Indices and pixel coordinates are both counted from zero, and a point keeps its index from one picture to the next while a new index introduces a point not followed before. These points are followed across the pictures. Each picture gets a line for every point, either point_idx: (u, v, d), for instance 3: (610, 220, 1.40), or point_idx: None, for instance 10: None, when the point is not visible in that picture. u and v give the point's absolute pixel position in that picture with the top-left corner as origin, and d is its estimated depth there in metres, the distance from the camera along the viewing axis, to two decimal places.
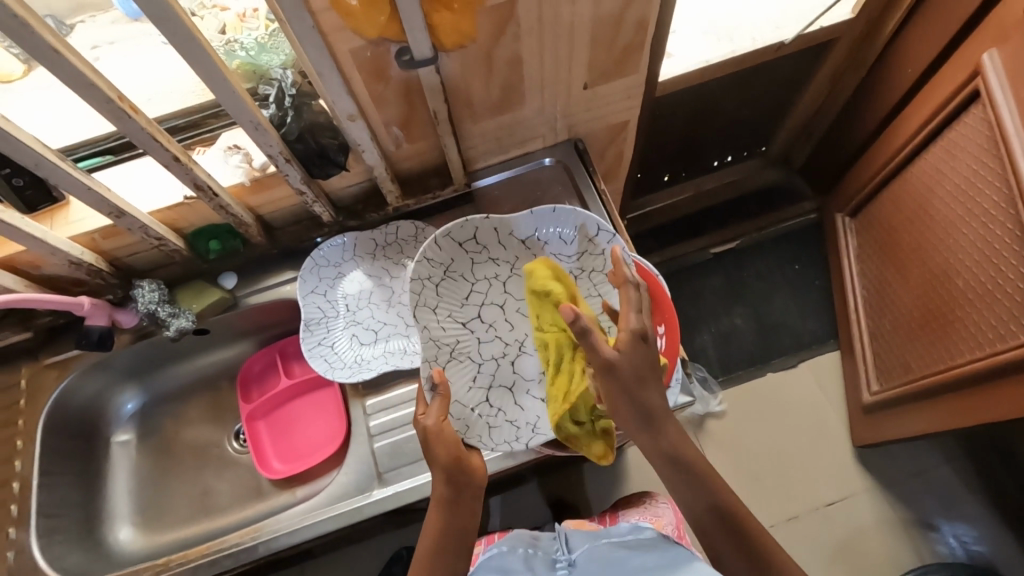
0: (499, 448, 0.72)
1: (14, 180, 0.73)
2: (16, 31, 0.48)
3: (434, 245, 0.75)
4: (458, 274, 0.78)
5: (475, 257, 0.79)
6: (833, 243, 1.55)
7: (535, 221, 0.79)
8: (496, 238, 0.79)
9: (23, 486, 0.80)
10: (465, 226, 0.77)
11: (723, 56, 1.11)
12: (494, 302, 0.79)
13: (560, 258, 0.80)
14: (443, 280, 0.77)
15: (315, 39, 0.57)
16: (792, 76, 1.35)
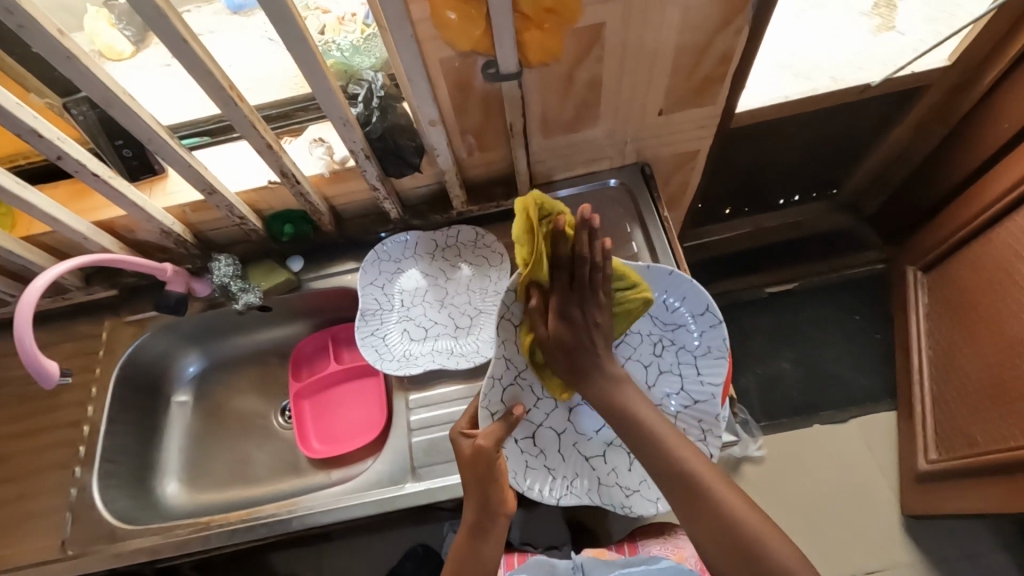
0: (530, 490, 0.75)
1: (124, 151, 0.80)
2: (155, 19, 0.53)
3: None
4: None
5: None
6: (900, 298, 1.47)
7: (652, 279, 0.74)
8: None
9: (92, 430, 0.87)
10: None
11: (803, 94, 1.09)
12: None
13: (655, 322, 0.76)
14: None
15: (412, 48, 0.60)
16: (873, 122, 1.31)
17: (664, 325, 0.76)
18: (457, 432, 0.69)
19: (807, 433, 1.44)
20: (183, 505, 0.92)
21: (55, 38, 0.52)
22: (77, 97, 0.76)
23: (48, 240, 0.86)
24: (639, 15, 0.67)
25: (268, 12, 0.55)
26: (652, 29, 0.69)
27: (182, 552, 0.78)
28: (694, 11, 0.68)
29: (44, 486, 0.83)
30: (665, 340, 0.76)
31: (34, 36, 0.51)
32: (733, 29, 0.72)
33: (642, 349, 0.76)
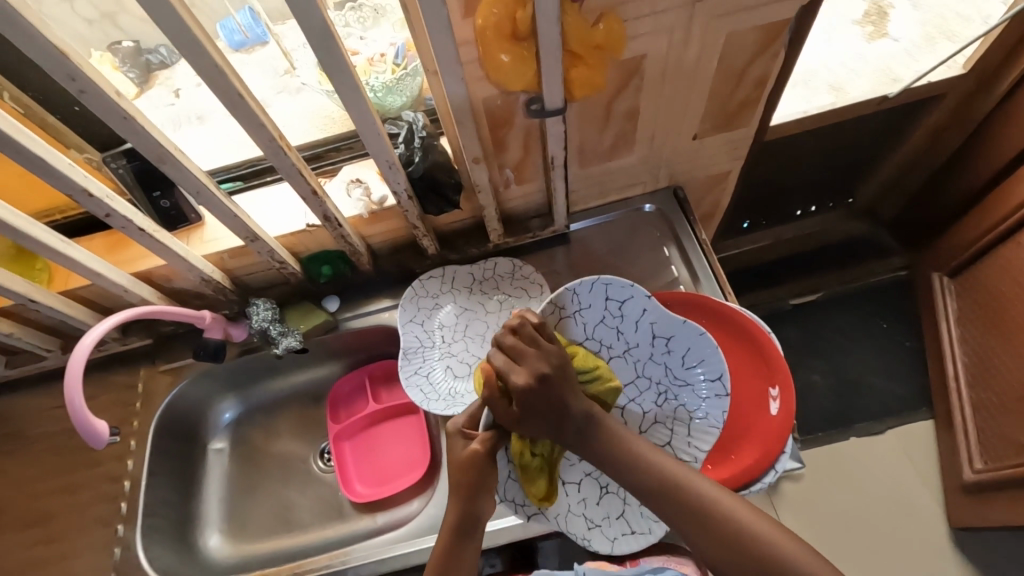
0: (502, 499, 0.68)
1: (162, 202, 0.79)
2: (214, 78, 0.53)
3: (590, 286, 0.65)
4: (583, 322, 0.68)
5: (608, 318, 0.68)
6: (928, 303, 1.40)
7: (683, 331, 0.65)
8: (638, 318, 0.67)
9: (133, 485, 0.85)
10: (628, 290, 0.66)
11: (822, 107, 1.07)
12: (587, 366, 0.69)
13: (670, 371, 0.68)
14: (567, 318, 0.67)
15: (463, 90, 0.60)
16: (882, 129, 1.27)
17: (678, 380, 0.68)
18: (455, 429, 0.63)
19: (844, 447, 1.39)
20: (226, 557, 0.89)
21: (114, 100, 0.52)
22: (118, 151, 0.75)
23: (85, 293, 0.85)
24: (680, 45, 0.67)
25: (326, 67, 0.55)
26: (691, 59, 0.70)
27: None
28: (733, 39, 0.68)
29: (90, 546, 0.82)
30: (669, 390, 0.68)
31: (94, 100, 0.52)
32: (770, 54, 0.72)
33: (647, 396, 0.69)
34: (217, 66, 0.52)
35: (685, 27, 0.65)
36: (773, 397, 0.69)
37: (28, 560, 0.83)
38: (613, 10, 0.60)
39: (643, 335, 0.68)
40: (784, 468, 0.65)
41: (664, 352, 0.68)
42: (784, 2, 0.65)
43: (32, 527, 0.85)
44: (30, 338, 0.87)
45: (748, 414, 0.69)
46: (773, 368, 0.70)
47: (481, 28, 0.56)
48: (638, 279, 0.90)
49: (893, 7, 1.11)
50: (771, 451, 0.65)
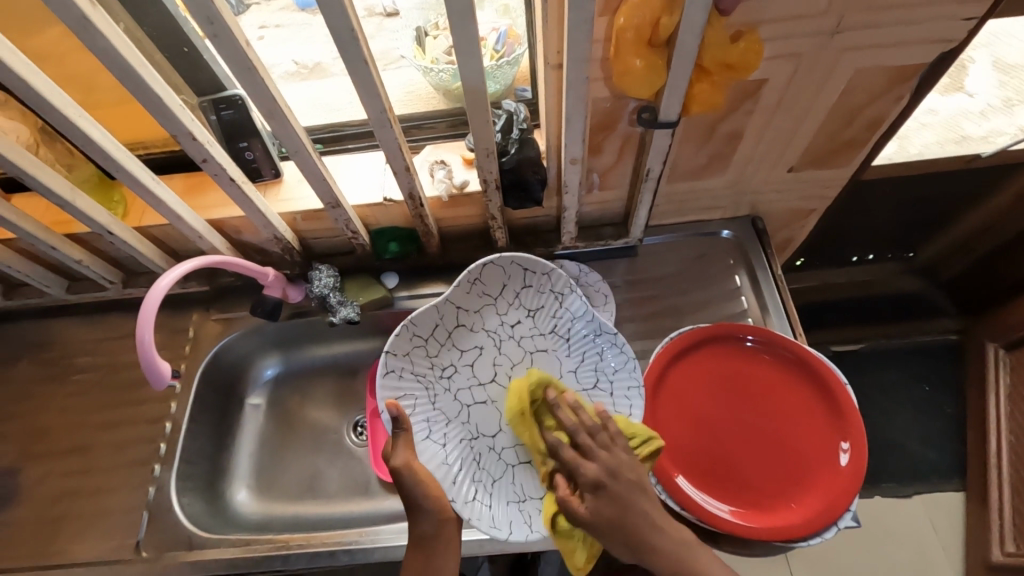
0: None
1: (246, 153, 0.78)
2: (346, 42, 0.52)
3: (467, 284, 0.72)
4: (476, 325, 0.74)
5: (496, 307, 0.74)
6: (978, 373, 1.33)
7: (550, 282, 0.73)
8: (505, 289, 0.74)
9: (174, 427, 0.86)
10: (494, 272, 0.73)
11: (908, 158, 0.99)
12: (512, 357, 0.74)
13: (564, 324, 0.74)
14: (455, 327, 0.73)
15: (582, 89, 0.58)
16: (961, 193, 1.15)
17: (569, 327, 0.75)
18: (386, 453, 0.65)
19: (866, 507, 1.32)
20: (251, 514, 0.90)
21: (243, 50, 0.52)
22: (211, 98, 0.74)
23: (156, 232, 0.86)
24: (805, 74, 0.65)
25: (457, 47, 0.54)
26: (811, 91, 0.67)
27: (258, 568, 0.76)
28: (861, 75, 0.66)
29: (125, 482, 0.84)
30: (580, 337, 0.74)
31: (224, 45, 0.52)
32: (893, 96, 0.69)
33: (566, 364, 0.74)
34: (352, 30, 0.51)
35: (815, 57, 0.62)
36: (843, 450, 0.68)
37: (65, 482, 0.85)
38: (754, 28, 0.58)
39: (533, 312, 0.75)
40: (844, 525, 0.65)
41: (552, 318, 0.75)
42: (922, 47, 0.62)
43: (72, 453, 0.87)
44: (97, 268, 0.88)
45: (814, 462, 0.69)
46: (844, 423, 0.69)
47: (619, 28, 0.55)
48: (704, 305, 0.89)
49: (973, 60, 0.90)
50: (838, 505, 0.65)
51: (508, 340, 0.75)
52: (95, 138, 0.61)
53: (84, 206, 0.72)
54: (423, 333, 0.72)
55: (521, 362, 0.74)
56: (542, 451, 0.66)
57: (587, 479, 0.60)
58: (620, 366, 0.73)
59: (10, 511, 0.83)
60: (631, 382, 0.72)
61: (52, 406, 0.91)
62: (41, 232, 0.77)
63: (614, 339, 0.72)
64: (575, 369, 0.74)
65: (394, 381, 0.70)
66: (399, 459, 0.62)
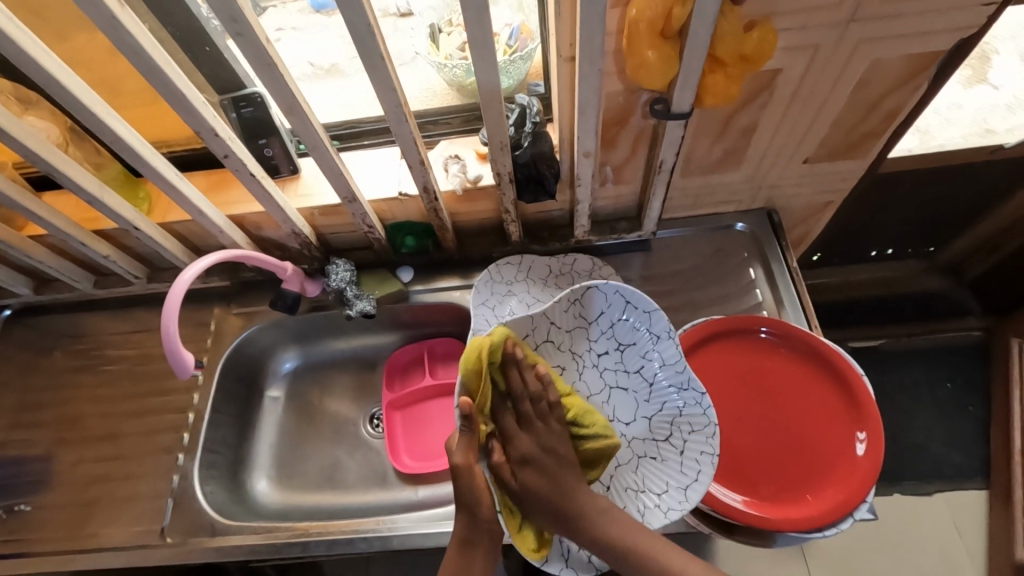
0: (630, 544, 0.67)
1: (266, 150, 0.80)
2: (364, 38, 0.54)
3: (563, 305, 0.70)
4: (563, 345, 0.73)
5: (585, 332, 0.73)
6: (1002, 371, 1.31)
7: (641, 320, 0.69)
8: (599, 316, 0.72)
9: (197, 418, 0.89)
10: (593, 297, 0.71)
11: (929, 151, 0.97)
12: (589, 387, 0.73)
13: (649, 363, 0.70)
14: (545, 343, 0.72)
15: (595, 82, 0.59)
16: (982, 188, 1.13)
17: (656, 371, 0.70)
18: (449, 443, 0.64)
19: (886, 506, 1.30)
20: (271, 503, 0.92)
21: (263, 47, 0.54)
22: (232, 96, 0.75)
23: (179, 228, 0.89)
24: (821, 66, 0.64)
25: (471, 42, 0.55)
26: (827, 81, 0.67)
27: (278, 554, 0.77)
28: (879, 65, 0.65)
29: (152, 470, 0.86)
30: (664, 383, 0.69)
31: (246, 44, 0.53)
32: (912, 86, 0.68)
33: (644, 403, 0.71)
34: (369, 26, 0.52)
35: (832, 47, 0.62)
36: (859, 440, 0.68)
37: (94, 469, 0.88)
38: (768, 20, 0.58)
39: (631, 351, 0.71)
40: (861, 518, 0.64)
41: (641, 358, 0.71)
42: (940, 35, 0.61)
43: (100, 441, 0.90)
44: (124, 264, 0.90)
45: (829, 453, 0.68)
46: (860, 414, 0.69)
47: (633, 20, 0.55)
48: (718, 299, 0.88)
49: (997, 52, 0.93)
50: (855, 496, 0.64)
51: (591, 368, 0.73)
52: (122, 135, 0.63)
53: (112, 203, 0.74)
54: (514, 339, 0.70)
55: (600, 393, 0.73)
56: (484, 411, 0.65)
57: (519, 453, 0.64)
58: (699, 428, 0.66)
59: (43, 496, 0.87)
60: (704, 447, 0.66)
61: (81, 396, 0.94)
62: (70, 228, 0.80)
63: (700, 398, 0.66)
64: (651, 413, 0.71)
65: None
66: (458, 459, 0.62)
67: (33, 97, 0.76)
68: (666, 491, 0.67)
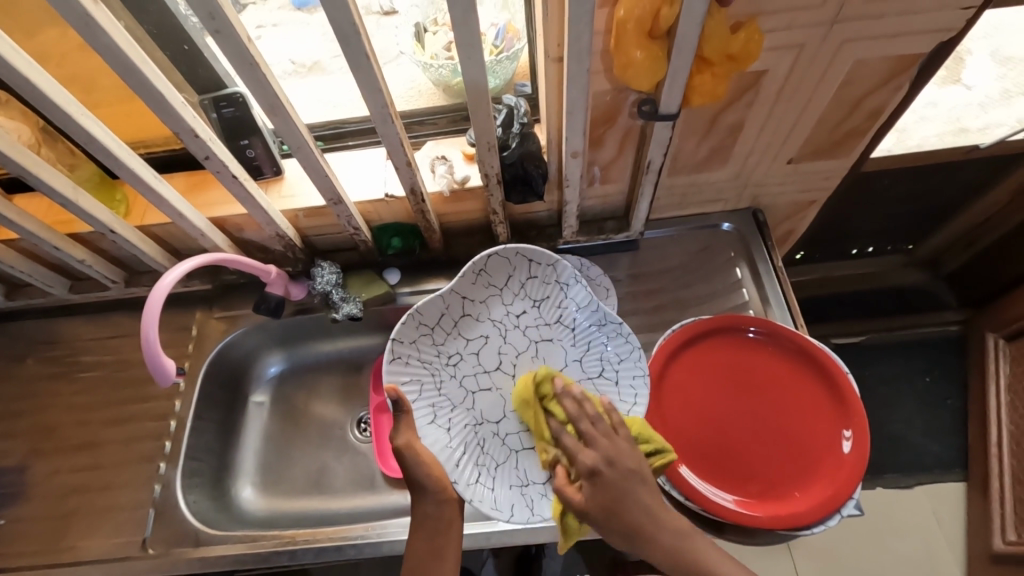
0: None
1: (248, 151, 0.79)
2: (348, 37, 0.53)
3: (472, 275, 0.74)
4: (479, 314, 0.76)
5: (500, 295, 0.76)
6: (979, 364, 1.34)
7: (551, 272, 0.75)
8: (512, 277, 0.76)
9: (179, 425, 0.87)
10: (502, 258, 0.74)
11: (909, 150, 0.99)
12: (515, 347, 0.77)
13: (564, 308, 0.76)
14: (460, 316, 0.76)
15: (583, 81, 0.58)
16: (959, 186, 1.15)
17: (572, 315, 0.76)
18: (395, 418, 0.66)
19: (869, 499, 1.32)
20: (257, 510, 0.90)
21: (244, 46, 0.53)
22: (212, 95, 0.74)
23: (158, 231, 0.86)
24: (805, 65, 0.65)
25: (457, 41, 0.55)
26: (811, 81, 0.67)
27: (265, 563, 0.76)
28: (861, 66, 0.66)
29: (132, 479, 0.84)
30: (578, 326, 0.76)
31: (226, 41, 0.52)
32: (893, 86, 0.69)
33: (566, 351, 0.76)
34: (353, 24, 0.51)
35: (816, 47, 0.63)
36: (846, 437, 0.69)
37: (71, 480, 0.85)
38: (753, 20, 0.58)
39: (548, 304, 0.77)
40: (848, 514, 0.65)
41: (556, 305, 0.77)
42: (921, 36, 0.62)
43: (77, 451, 0.87)
44: (100, 268, 0.88)
45: (817, 451, 0.69)
46: (846, 411, 0.70)
47: (620, 19, 0.55)
48: (706, 298, 0.89)
49: (972, 52, 0.93)
50: (843, 492, 0.65)
51: (513, 329, 0.77)
52: (98, 136, 0.61)
53: (87, 205, 0.72)
54: (430, 322, 0.74)
55: (527, 350, 0.77)
56: (544, 437, 0.66)
57: (583, 467, 0.60)
58: (625, 356, 0.74)
59: (18, 509, 0.84)
60: (636, 371, 0.73)
61: (57, 405, 0.91)
62: (44, 232, 0.77)
63: (617, 328, 0.74)
64: (579, 358, 0.76)
65: (402, 367, 0.72)
66: (401, 441, 0.64)
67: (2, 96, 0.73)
68: None
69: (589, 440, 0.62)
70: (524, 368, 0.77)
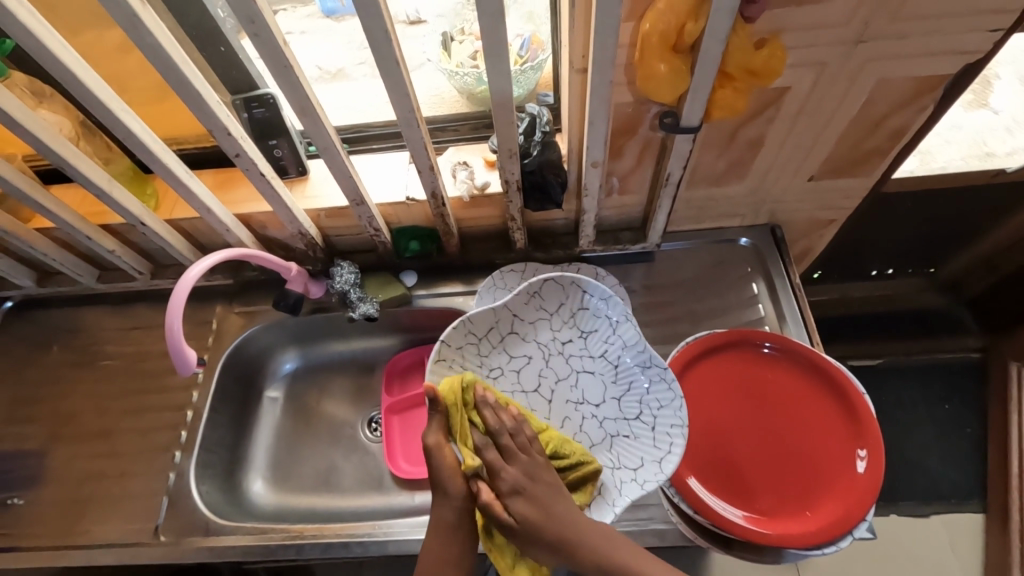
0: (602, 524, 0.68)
1: (275, 150, 0.81)
2: (379, 43, 0.54)
3: (525, 297, 0.76)
4: (526, 336, 0.78)
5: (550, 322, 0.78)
6: (1000, 392, 1.31)
7: (605, 307, 0.76)
8: (563, 305, 0.78)
9: (195, 416, 0.88)
10: (554, 287, 0.76)
11: (931, 171, 0.98)
12: (558, 375, 0.78)
13: (612, 344, 0.76)
14: (508, 333, 0.78)
15: (606, 93, 0.59)
16: (982, 209, 1.14)
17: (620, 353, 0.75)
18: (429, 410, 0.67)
19: (882, 526, 1.29)
20: (265, 504, 0.91)
21: (280, 48, 0.54)
22: (244, 96, 0.76)
23: (185, 225, 0.89)
24: (828, 83, 0.65)
25: (485, 50, 0.56)
26: (834, 99, 0.67)
27: (272, 556, 0.77)
28: (885, 85, 0.66)
29: (147, 467, 0.86)
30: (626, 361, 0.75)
31: (263, 44, 0.54)
32: (917, 106, 0.69)
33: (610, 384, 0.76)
34: (385, 30, 0.53)
35: (839, 65, 0.63)
36: (859, 457, 0.68)
37: (89, 465, 0.87)
38: (777, 36, 0.59)
39: (594, 338, 0.77)
40: (860, 536, 0.64)
41: (603, 342, 0.76)
42: (946, 57, 0.62)
43: (95, 437, 0.89)
44: (128, 259, 0.91)
45: (830, 470, 0.68)
46: (860, 430, 0.69)
47: (645, 33, 0.56)
48: (720, 312, 0.89)
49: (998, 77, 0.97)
50: (855, 513, 0.64)
51: (557, 356, 0.78)
52: (135, 131, 0.64)
53: (121, 198, 0.74)
54: (478, 332, 0.77)
55: (568, 378, 0.77)
56: (467, 445, 0.66)
57: (506, 484, 0.63)
58: (666, 403, 0.71)
59: (37, 491, 0.86)
60: (673, 420, 0.70)
61: (79, 391, 0.94)
62: (78, 222, 0.80)
63: (662, 373, 0.71)
64: (619, 396, 0.75)
65: (445, 369, 0.74)
66: (433, 438, 0.66)
67: (47, 91, 0.76)
68: (641, 464, 0.70)
69: (512, 454, 0.65)
70: (563, 397, 0.77)
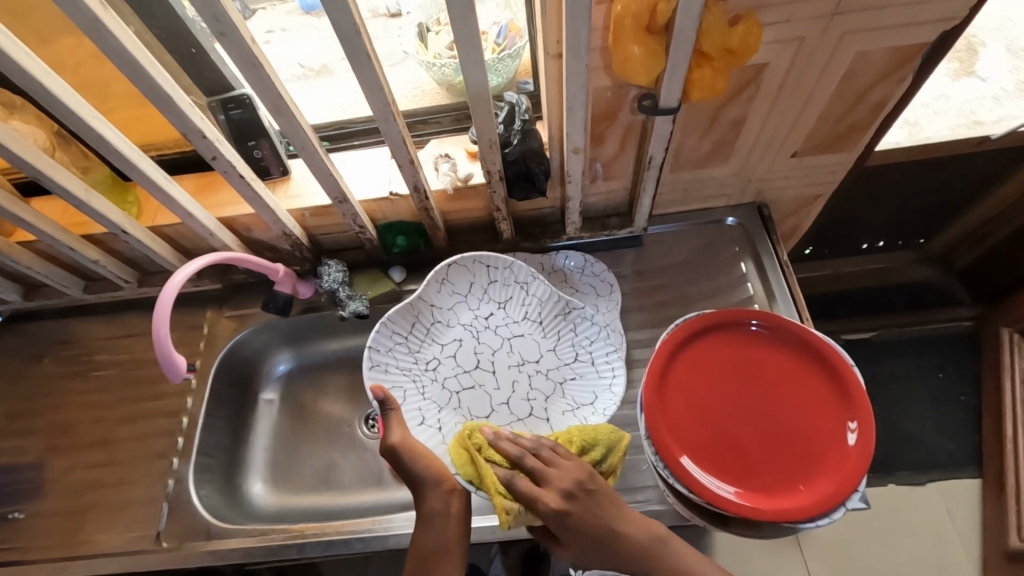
0: None
1: (255, 152, 0.80)
2: (349, 37, 0.53)
3: (433, 288, 0.84)
4: (445, 320, 0.86)
5: (467, 301, 0.86)
6: (993, 360, 1.32)
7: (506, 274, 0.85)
8: (473, 284, 0.86)
9: (190, 421, 0.88)
10: (457, 266, 0.84)
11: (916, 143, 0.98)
12: (491, 346, 0.86)
13: (529, 303, 0.85)
14: (431, 323, 0.85)
15: (581, 79, 0.59)
16: (969, 178, 1.13)
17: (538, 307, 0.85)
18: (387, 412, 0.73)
19: (881, 496, 1.30)
20: (266, 506, 0.92)
21: (249, 47, 0.54)
22: (220, 98, 0.75)
23: (169, 231, 0.88)
24: (806, 57, 0.65)
25: (457, 41, 0.55)
26: (813, 72, 0.67)
27: (274, 557, 0.77)
28: (863, 58, 0.66)
29: (146, 475, 0.86)
30: (540, 318, 0.85)
31: (231, 44, 0.53)
32: (896, 78, 0.69)
33: (539, 342, 0.85)
34: (354, 24, 0.52)
35: (817, 39, 0.63)
36: (850, 430, 0.69)
37: (87, 476, 0.87)
38: (752, 12, 0.58)
39: (513, 305, 0.86)
40: (852, 506, 0.65)
41: (523, 304, 0.86)
42: (923, 26, 0.62)
43: (92, 448, 0.89)
44: (114, 268, 0.90)
45: (821, 443, 0.69)
46: (851, 402, 0.70)
47: (618, 15, 0.56)
48: (709, 293, 0.89)
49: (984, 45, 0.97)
50: (848, 484, 0.65)
51: (484, 330, 0.87)
52: (109, 138, 0.63)
53: (100, 207, 0.74)
54: (403, 329, 0.83)
55: (501, 346, 0.86)
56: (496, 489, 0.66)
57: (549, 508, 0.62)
58: (593, 337, 0.83)
59: (36, 504, 0.86)
60: (607, 348, 0.82)
61: (72, 403, 0.93)
62: (60, 233, 0.79)
63: (572, 310, 0.83)
64: (554, 347, 0.85)
65: (383, 374, 0.80)
66: (395, 437, 0.71)
67: (18, 101, 0.75)
68: (595, 399, 0.80)
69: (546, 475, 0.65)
70: (502, 363, 0.85)
